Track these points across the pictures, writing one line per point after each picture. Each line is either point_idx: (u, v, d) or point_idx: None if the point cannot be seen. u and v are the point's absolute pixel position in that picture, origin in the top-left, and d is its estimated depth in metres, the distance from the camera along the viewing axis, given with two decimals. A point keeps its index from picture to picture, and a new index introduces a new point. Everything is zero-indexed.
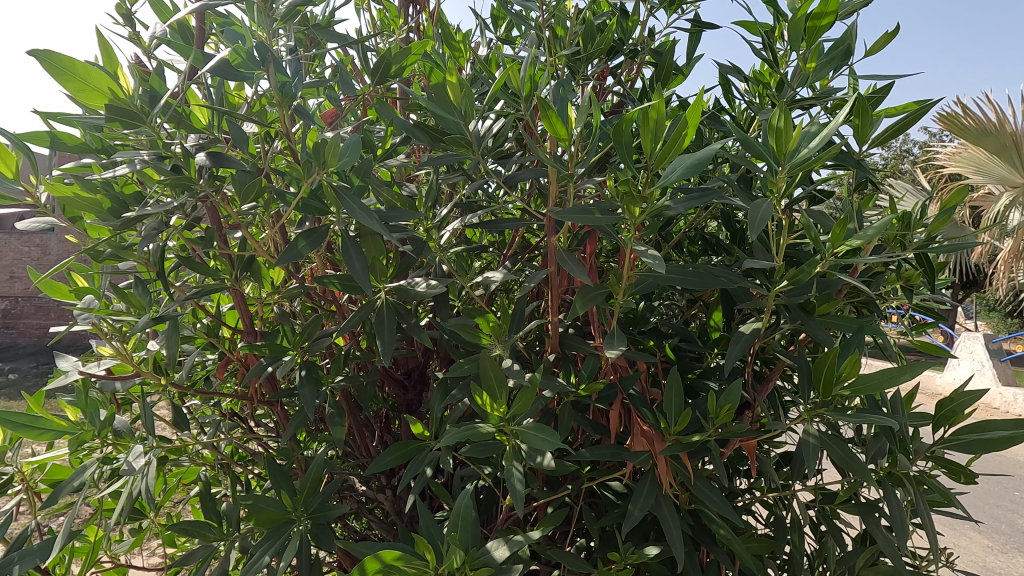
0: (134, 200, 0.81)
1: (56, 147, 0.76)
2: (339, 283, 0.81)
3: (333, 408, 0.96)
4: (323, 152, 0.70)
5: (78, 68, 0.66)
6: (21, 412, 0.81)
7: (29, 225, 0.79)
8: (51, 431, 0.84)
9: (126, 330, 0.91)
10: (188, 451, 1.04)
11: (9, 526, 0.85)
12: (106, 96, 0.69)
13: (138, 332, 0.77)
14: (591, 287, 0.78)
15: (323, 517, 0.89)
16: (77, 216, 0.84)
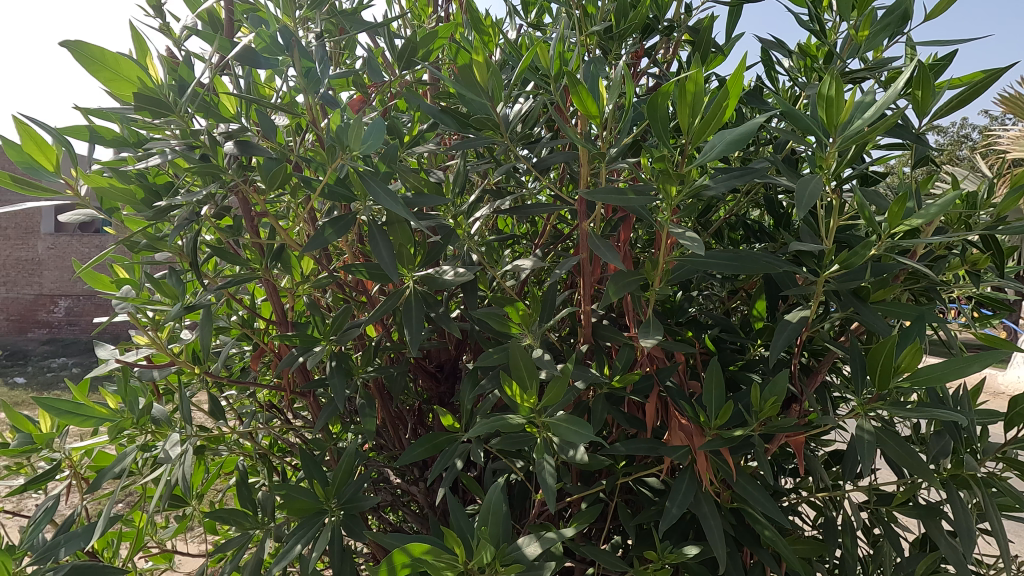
0: (168, 192, 0.82)
1: (94, 141, 0.79)
2: (366, 271, 0.80)
3: (365, 400, 0.95)
4: (345, 135, 0.69)
5: (109, 58, 0.67)
6: (66, 399, 0.83)
7: (70, 217, 0.81)
8: (94, 418, 0.85)
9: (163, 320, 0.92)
10: (227, 441, 1.06)
11: (59, 508, 0.87)
12: (135, 84, 0.69)
13: (171, 322, 0.78)
14: (624, 274, 0.74)
15: (354, 507, 0.89)
16: (115, 208, 0.85)
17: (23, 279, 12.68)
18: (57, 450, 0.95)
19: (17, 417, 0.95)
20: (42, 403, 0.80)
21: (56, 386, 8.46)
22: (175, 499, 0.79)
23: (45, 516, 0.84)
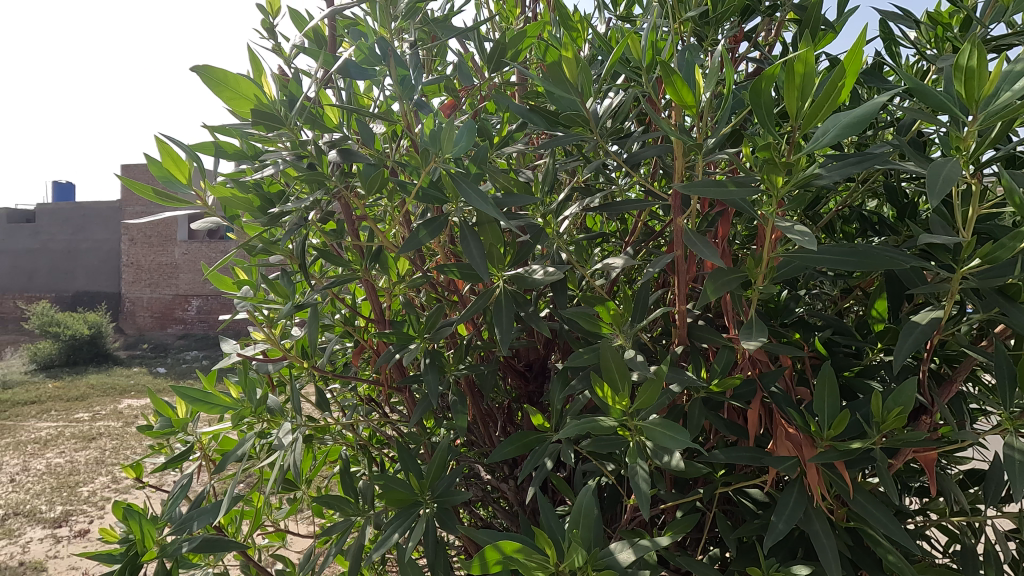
0: (280, 198, 0.89)
1: (219, 156, 0.87)
2: (459, 272, 0.81)
3: (457, 397, 0.98)
4: (439, 139, 0.71)
5: (230, 79, 0.73)
6: (197, 388, 0.92)
7: (199, 224, 0.90)
8: (219, 406, 0.94)
9: (276, 317, 0.99)
10: (331, 431, 1.13)
11: (192, 486, 0.96)
12: (251, 101, 0.75)
13: (285, 320, 0.84)
14: (725, 271, 0.69)
15: (448, 501, 0.91)
16: (236, 216, 0.94)
17: (163, 281, 14.29)
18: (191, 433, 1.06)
19: (158, 402, 1.07)
20: (179, 391, 0.89)
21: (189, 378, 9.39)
22: (294, 478, 0.86)
23: (180, 493, 0.94)
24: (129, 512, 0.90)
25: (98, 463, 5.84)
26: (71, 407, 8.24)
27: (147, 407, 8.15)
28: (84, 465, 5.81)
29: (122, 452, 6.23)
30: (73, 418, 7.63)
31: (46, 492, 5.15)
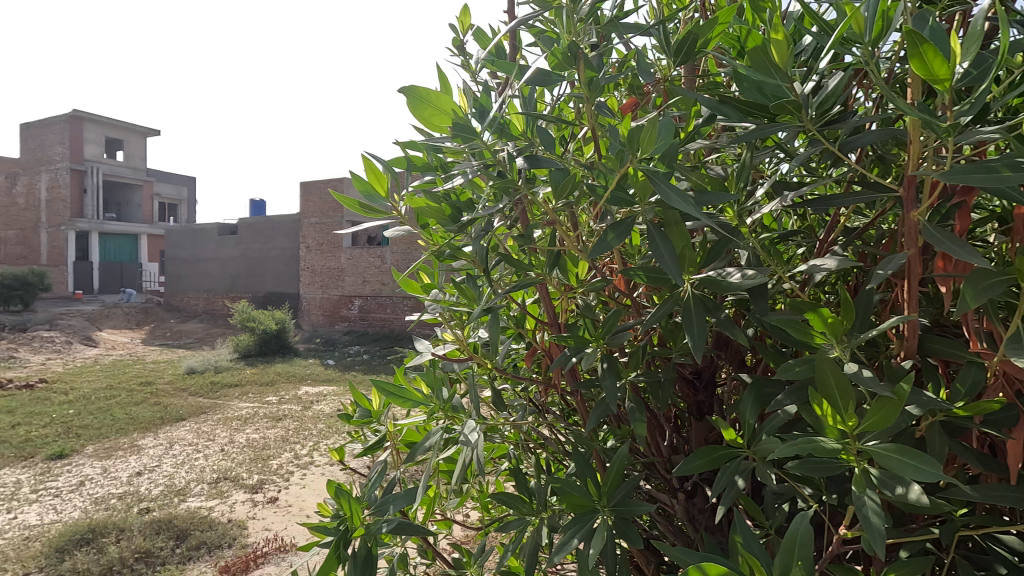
0: (468, 206, 0.93)
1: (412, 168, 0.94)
2: (645, 275, 0.79)
3: (633, 404, 0.94)
4: (635, 139, 0.68)
5: (431, 95, 0.78)
6: (393, 383, 1.00)
7: (393, 233, 0.98)
8: (412, 400, 1.02)
9: (458, 318, 1.05)
10: (503, 431, 1.18)
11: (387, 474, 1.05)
12: (448, 116, 0.79)
13: (475, 325, 0.88)
14: (985, 274, 0.58)
15: (625, 511, 0.88)
16: (425, 224, 1.01)
17: (332, 282, 16.08)
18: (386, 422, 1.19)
19: (357, 394, 1.21)
20: (379, 385, 0.99)
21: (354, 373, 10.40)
22: (471, 480, 0.88)
23: (379, 478, 1.03)
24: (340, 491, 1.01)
25: (283, 441, 6.76)
26: (263, 391, 9.62)
27: (320, 395, 9.24)
28: (273, 442, 6.75)
29: (301, 432, 7.13)
30: (265, 401, 8.90)
31: (245, 462, 6.06)
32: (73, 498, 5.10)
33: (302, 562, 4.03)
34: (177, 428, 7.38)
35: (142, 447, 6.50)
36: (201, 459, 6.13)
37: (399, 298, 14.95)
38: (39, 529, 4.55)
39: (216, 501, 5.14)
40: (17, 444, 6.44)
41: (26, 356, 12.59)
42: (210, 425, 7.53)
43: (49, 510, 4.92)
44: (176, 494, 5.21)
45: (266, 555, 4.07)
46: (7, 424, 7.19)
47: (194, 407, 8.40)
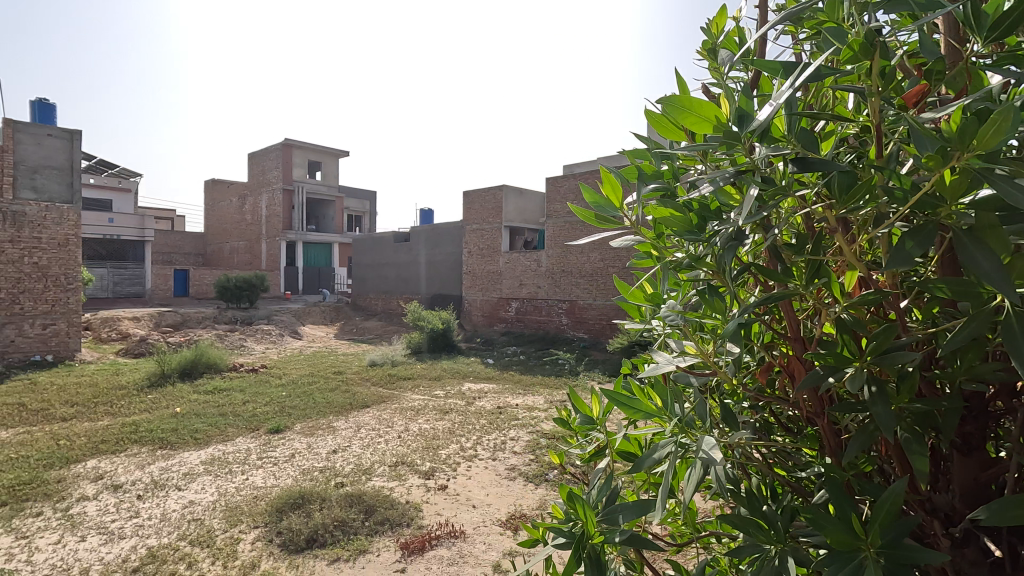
0: (716, 216, 0.93)
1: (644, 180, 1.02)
2: (949, 288, 0.70)
3: (909, 434, 0.80)
4: (967, 132, 0.59)
5: (694, 103, 0.80)
6: (624, 393, 1.04)
7: (621, 241, 1.08)
8: (642, 411, 1.05)
9: (691, 329, 1.05)
10: (738, 454, 1.10)
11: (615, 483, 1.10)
12: (712, 123, 0.80)
13: (728, 337, 0.87)
14: None
15: (903, 556, 0.71)
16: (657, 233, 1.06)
17: (492, 285, 16.92)
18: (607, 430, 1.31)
19: (578, 400, 1.38)
20: (609, 394, 1.04)
21: (516, 379, 10.82)
22: (699, 497, 0.87)
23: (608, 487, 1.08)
24: (572, 495, 1.10)
25: (450, 433, 7.24)
26: (432, 385, 10.42)
27: (482, 392, 9.74)
28: (442, 433, 7.26)
29: (466, 426, 7.57)
30: (433, 395, 9.62)
31: (419, 449, 6.60)
32: (287, 466, 5.96)
33: (470, 550, 4.26)
34: (363, 413, 8.31)
35: (337, 428, 7.44)
36: (383, 443, 6.81)
37: (553, 301, 15.18)
38: (264, 489, 5.30)
39: (396, 482, 5.58)
40: (247, 417, 7.77)
41: (251, 344, 15.18)
42: (389, 412, 8.36)
43: (269, 472, 5.78)
44: (363, 472, 5.78)
45: (438, 538, 4.38)
46: (239, 400, 8.71)
47: (376, 396, 9.39)
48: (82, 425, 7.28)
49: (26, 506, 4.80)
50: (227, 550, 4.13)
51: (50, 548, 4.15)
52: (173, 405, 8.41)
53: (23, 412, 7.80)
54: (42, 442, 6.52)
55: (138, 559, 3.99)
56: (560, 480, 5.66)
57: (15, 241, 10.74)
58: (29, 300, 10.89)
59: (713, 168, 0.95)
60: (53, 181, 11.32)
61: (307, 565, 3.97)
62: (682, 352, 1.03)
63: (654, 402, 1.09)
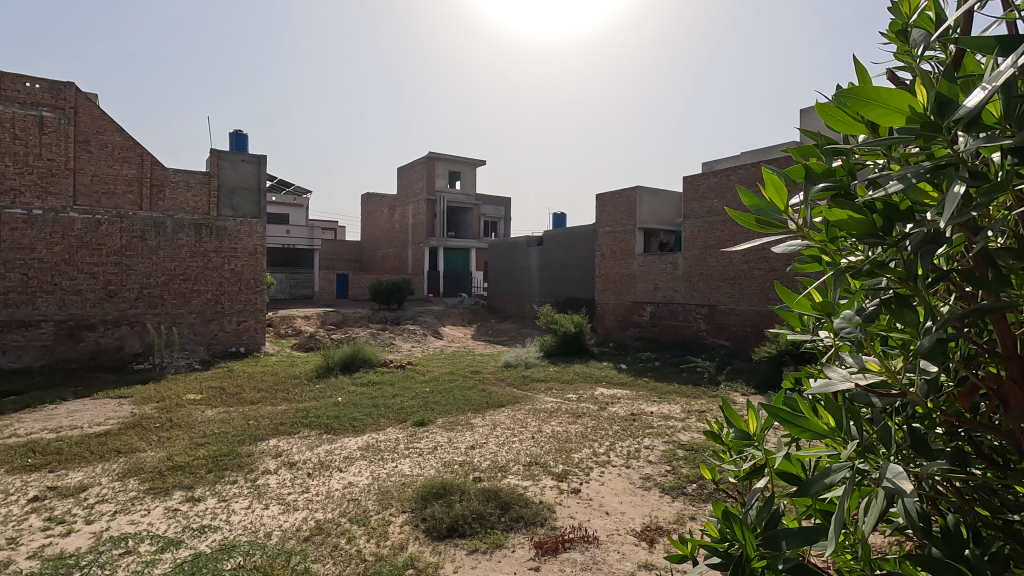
0: (906, 216, 0.84)
1: (814, 179, 0.96)
2: None
3: None
4: None
5: (881, 93, 0.75)
6: (788, 409, 0.97)
7: (786, 246, 1.03)
8: (811, 430, 0.97)
9: (869, 342, 0.96)
10: (932, 488, 0.97)
11: (777, 506, 1.04)
12: (904, 114, 0.74)
13: (921, 352, 0.78)
14: None
15: None
16: (832, 237, 0.98)
17: (625, 289, 16.57)
18: (765, 448, 1.23)
19: (732, 414, 1.31)
20: (771, 411, 0.98)
21: (648, 387, 10.47)
22: (877, 530, 0.80)
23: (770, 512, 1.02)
24: (728, 514, 1.06)
25: (583, 437, 7.21)
26: (565, 388, 10.48)
27: (615, 398, 9.58)
28: (574, 436, 7.27)
29: (598, 431, 7.50)
30: (566, 398, 9.68)
31: (552, 451, 6.66)
32: (430, 458, 6.39)
33: (604, 557, 4.21)
34: (499, 413, 8.62)
35: (475, 425, 7.82)
36: (517, 442, 6.99)
37: (691, 305, 14.44)
38: (411, 477, 5.74)
39: (530, 481, 5.70)
40: (395, 410, 8.47)
41: (399, 343, 16.51)
42: (523, 413, 8.57)
43: (415, 462, 6.24)
44: (499, 469, 5.99)
45: (571, 541, 4.40)
46: (390, 394, 9.53)
47: (510, 396, 9.70)
48: (266, 409, 8.47)
49: (225, 474, 5.72)
50: (380, 530, 4.54)
51: (244, 511, 4.89)
52: (335, 395, 9.45)
53: (224, 395, 9.30)
54: (237, 421, 7.72)
55: (308, 530, 4.55)
56: (699, 495, 5.36)
57: (219, 252, 12.84)
58: (228, 300, 12.96)
59: (904, 165, 0.87)
60: (246, 200, 13.35)
61: (449, 553, 4.22)
62: (861, 366, 0.95)
63: (824, 420, 1.01)
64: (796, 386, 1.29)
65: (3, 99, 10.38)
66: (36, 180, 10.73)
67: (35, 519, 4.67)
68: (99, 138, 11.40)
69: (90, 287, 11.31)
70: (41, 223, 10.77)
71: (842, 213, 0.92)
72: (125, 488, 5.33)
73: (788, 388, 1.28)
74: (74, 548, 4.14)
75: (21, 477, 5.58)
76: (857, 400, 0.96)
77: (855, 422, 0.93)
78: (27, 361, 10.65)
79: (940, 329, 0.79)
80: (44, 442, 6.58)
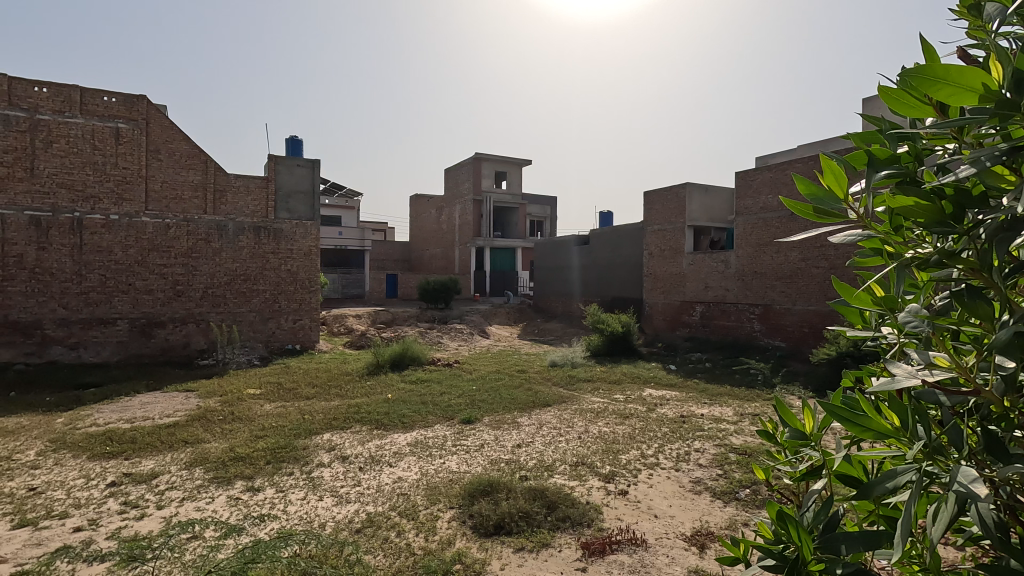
0: (979, 202, 0.79)
1: (874, 165, 0.92)
2: None
3: None
4: None
5: (951, 72, 0.71)
6: (849, 409, 0.93)
7: (843, 238, 0.99)
8: (873, 430, 0.92)
9: (938, 339, 0.91)
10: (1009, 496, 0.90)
11: (835, 509, 1.00)
12: (978, 93, 0.70)
13: (997, 346, 0.73)
14: None
15: None
16: (896, 226, 0.94)
17: (675, 289, 16.21)
18: (823, 448, 1.18)
19: (787, 413, 1.27)
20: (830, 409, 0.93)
21: (699, 388, 10.19)
22: (945, 538, 0.75)
23: (827, 514, 0.97)
24: (783, 516, 1.02)
25: (631, 438, 7.10)
26: (612, 388, 10.36)
27: (664, 399, 9.38)
28: (622, 437, 7.16)
29: (647, 433, 7.36)
30: (613, 398, 9.55)
31: (599, 451, 6.60)
32: (477, 455, 6.45)
33: (653, 560, 4.14)
34: (545, 412, 8.61)
35: (521, 424, 7.83)
36: (563, 442, 6.96)
37: (744, 305, 13.95)
38: (458, 474, 5.81)
39: (577, 482, 5.66)
40: (443, 408, 8.59)
41: (445, 342, 16.74)
42: (570, 413, 8.51)
43: (462, 459, 6.31)
44: (546, 468, 5.98)
45: (619, 543, 4.34)
46: (437, 392, 9.68)
47: (557, 396, 9.67)
48: (320, 404, 8.79)
49: (283, 466, 5.97)
50: (428, 525, 4.62)
51: (300, 502, 5.10)
52: (384, 392, 9.69)
53: (281, 390, 9.70)
54: (293, 415, 8.04)
55: (360, 522, 4.68)
56: (752, 501, 5.18)
57: (276, 253, 13.42)
58: (285, 300, 13.51)
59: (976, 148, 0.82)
60: (301, 203, 13.89)
61: (496, 550, 4.26)
62: (928, 364, 0.89)
63: (888, 421, 0.96)
64: (856, 385, 1.24)
65: (83, 113, 11.20)
66: (113, 187, 11.50)
67: (113, 503, 5.03)
68: (168, 146, 12.13)
69: (160, 287, 12.04)
70: (117, 228, 11.54)
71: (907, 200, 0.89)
72: (191, 477, 5.65)
73: (847, 388, 1.23)
74: (147, 531, 4.43)
75: (101, 464, 6.01)
76: (925, 398, 0.90)
77: (923, 422, 0.88)
78: (105, 356, 11.42)
79: (1018, 324, 0.73)
80: (120, 432, 7.05)
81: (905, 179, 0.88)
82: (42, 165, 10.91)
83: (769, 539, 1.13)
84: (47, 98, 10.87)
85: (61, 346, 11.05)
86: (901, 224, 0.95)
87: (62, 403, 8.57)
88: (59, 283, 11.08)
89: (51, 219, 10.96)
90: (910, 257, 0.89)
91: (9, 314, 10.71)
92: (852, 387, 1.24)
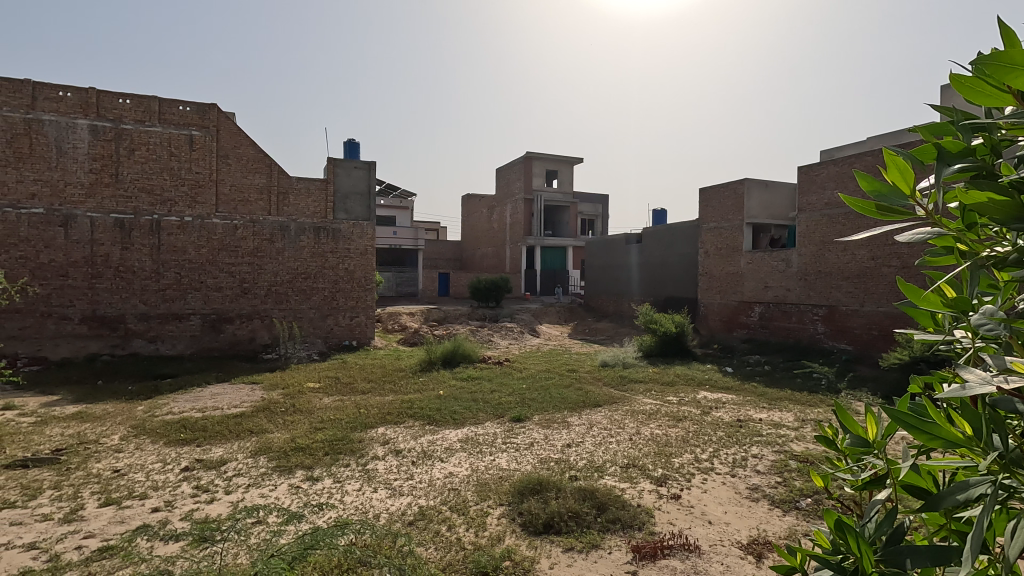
0: None
1: (945, 156, 0.87)
2: None
3: None
4: None
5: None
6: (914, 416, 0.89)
7: (910, 235, 0.94)
8: (942, 440, 0.87)
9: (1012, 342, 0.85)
10: None
11: (901, 519, 0.95)
12: None
13: None
14: None
15: None
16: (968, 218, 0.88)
17: (732, 288, 15.67)
18: (887, 456, 1.13)
19: (847, 419, 1.22)
20: (895, 416, 0.89)
21: (756, 391, 9.83)
22: None
23: (892, 526, 0.93)
24: (842, 525, 0.98)
25: (684, 442, 6.93)
26: (664, 390, 10.14)
27: (719, 402, 9.10)
28: (675, 440, 7.01)
29: (701, 437, 7.16)
30: (666, 400, 9.35)
31: (651, 453, 6.49)
32: (527, 454, 6.47)
33: (707, 568, 4.04)
34: (595, 412, 8.54)
35: (571, 424, 7.80)
36: (615, 443, 6.90)
37: (807, 306, 13.33)
38: (508, 472, 5.86)
39: (628, 484, 5.58)
40: (493, 405, 8.67)
41: (496, 340, 16.88)
42: (621, 414, 8.41)
43: (512, 457, 6.36)
44: (596, 469, 5.93)
45: (671, 548, 4.25)
46: (488, 389, 9.79)
47: (608, 396, 9.56)
48: (375, 399, 9.06)
49: (340, 458, 6.20)
50: (478, 520, 4.69)
51: (356, 493, 5.28)
52: (437, 389, 9.89)
53: (339, 384, 10.09)
54: (350, 408, 8.34)
55: (412, 515, 4.81)
56: (813, 511, 4.95)
57: (334, 252, 13.91)
58: (343, 298, 14.00)
59: None
60: (358, 204, 14.33)
61: (545, 548, 4.27)
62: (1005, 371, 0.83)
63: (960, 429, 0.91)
64: (925, 390, 1.17)
65: (162, 122, 12.01)
66: (187, 191, 12.28)
67: (187, 486, 5.39)
68: (236, 151, 12.81)
69: (228, 284, 12.75)
70: (190, 229, 12.32)
71: (982, 195, 0.84)
72: (256, 465, 5.97)
73: (914, 394, 1.16)
74: (216, 514, 4.71)
75: (176, 450, 6.44)
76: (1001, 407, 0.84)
77: (1000, 432, 0.82)
78: (180, 349, 12.22)
79: None
80: (193, 420, 7.53)
81: (980, 174, 0.83)
82: (125, 171, 11.79)
83: (827, 547, 1.09)
84: (129, 108, 11.73)
85: (141, 339, 11.89)
86: (975, 221, 0.89)
87: (142, 392, 9.25)
88: (140, 282, 11.94)
89: (134, 221, 11.80)
90: (986, 255, 0.84)
91: (97, 309, 11.64)
92: (920, 393, 1.18)
